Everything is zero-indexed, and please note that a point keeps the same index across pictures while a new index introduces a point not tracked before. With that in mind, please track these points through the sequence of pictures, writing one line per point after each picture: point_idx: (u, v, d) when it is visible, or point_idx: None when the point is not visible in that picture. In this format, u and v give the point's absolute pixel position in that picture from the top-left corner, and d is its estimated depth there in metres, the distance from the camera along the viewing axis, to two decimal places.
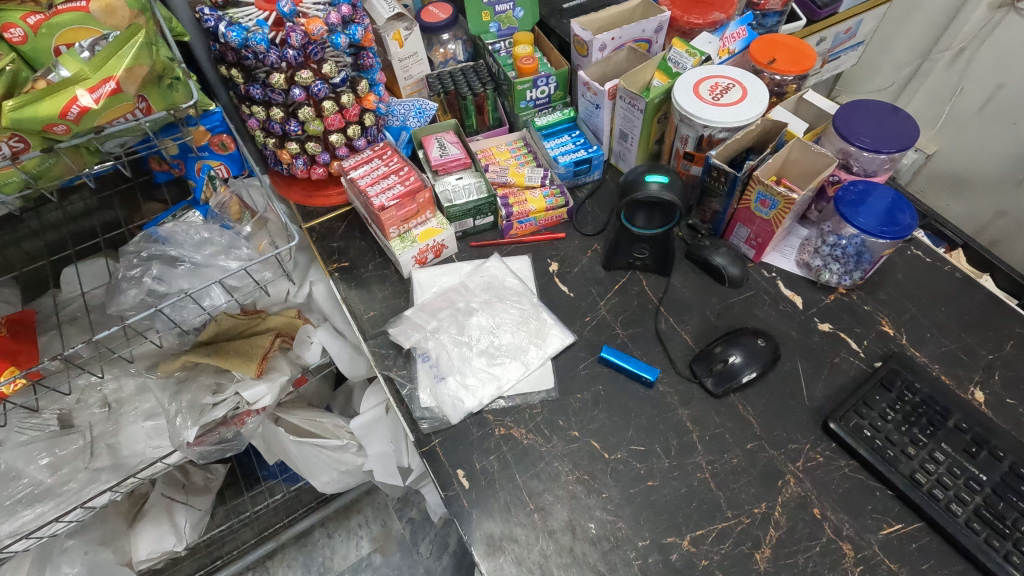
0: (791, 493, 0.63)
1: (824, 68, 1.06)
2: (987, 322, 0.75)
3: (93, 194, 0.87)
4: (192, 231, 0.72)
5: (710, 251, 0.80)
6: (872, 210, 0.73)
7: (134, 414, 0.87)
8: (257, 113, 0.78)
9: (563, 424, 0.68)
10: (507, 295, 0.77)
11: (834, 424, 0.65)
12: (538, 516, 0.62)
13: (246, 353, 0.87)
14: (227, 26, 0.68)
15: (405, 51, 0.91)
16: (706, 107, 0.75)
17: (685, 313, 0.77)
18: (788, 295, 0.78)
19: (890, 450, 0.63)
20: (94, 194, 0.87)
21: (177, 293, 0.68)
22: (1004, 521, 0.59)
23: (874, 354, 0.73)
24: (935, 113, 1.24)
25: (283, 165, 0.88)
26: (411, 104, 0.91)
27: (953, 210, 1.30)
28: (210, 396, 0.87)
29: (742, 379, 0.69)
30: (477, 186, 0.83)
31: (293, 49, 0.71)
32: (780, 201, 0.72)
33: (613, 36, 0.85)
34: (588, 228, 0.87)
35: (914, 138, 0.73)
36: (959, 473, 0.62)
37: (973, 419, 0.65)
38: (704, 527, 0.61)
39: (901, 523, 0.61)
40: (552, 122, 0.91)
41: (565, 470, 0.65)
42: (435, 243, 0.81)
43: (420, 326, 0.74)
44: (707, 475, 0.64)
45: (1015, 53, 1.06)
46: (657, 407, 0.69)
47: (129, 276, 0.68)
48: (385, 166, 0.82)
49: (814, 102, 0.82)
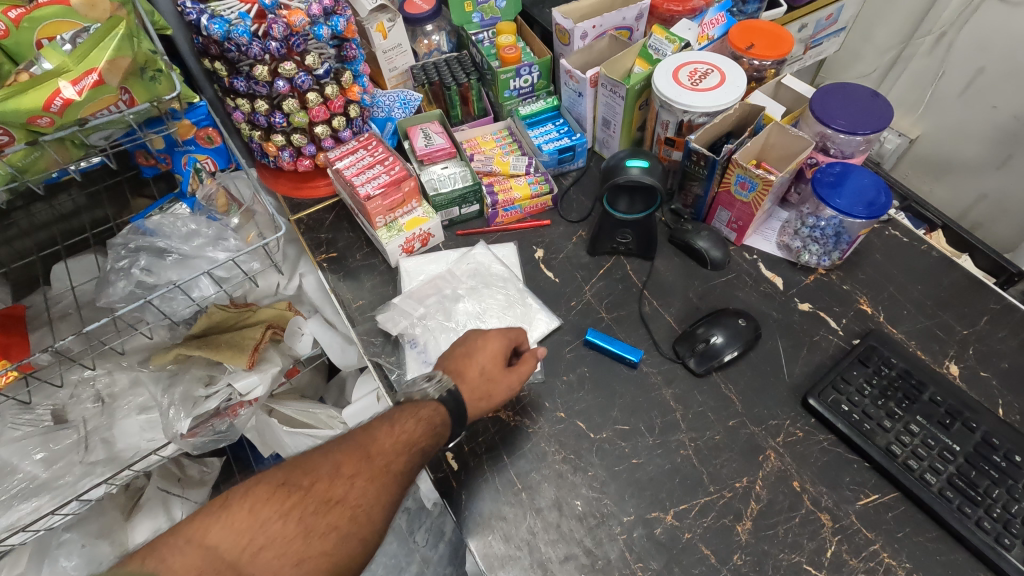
0: (771, 467, 0.65)
1: (806, 54, 1.08)
2: (963, 298, 0.77)
3: (81, 191, 0.89)
4: (180, 223, 0.72)
5: (693, 234, 0.81)
6: (849, 191, 0.74)
7: (127, 407, 0.88)
8: (242, 106, 0.79)
9: (549, 406, 0.70)
10: (493, 282, 0.78)
11: (813, 400, 0.67)
12: (526, 495, 0.64)
13: (237, 344, 0.88)
14: (209, 19, 0.69)
15: (389, 42, 0.92)
16: (685, 93, 0.76)
17: (668, 296, 0.79)
18: (769, 277, 0.80)
19: (867, 424, 0.65)
20: (83, 191, 0.89)
21: (166, 284, 0.68)
22: (976, 489, 0.60)
23: (852, 331, 0.74)
24: (917, 98, 1.26)
25: (269, 157, 0.88)
26: (396, 96, 0.93)
27: (937, 193, 1.32)
28: (201, 388, 0.88)
29: (724, 358, 0.70)
30: (462, 175, 0.85)
31: (276, 41, 0.72)
32: (758, 183, 0.73)
33: (594, 24, 0.86)
34: (573, 215, 0.88)
35: (889, 118, 0.75)
36: (933, 444, 0.63)
37: (947, 392, 0.66)
38: (687, 502, 0.63)
39: (878, 493, 0.63)
40: (535, 111, 0.92)
41: (552, 450, 0.66)
42: (422, 232, 0.82)
43: (408, 313, 0.75)
44: (689, 451, 0.66)
45: (995, 37, 1.07)
46: (641, 387, 0.71)
47: (117, 268, 0.69)
48: (370, 156, 0.82)
49: (793, 86, 0.83)
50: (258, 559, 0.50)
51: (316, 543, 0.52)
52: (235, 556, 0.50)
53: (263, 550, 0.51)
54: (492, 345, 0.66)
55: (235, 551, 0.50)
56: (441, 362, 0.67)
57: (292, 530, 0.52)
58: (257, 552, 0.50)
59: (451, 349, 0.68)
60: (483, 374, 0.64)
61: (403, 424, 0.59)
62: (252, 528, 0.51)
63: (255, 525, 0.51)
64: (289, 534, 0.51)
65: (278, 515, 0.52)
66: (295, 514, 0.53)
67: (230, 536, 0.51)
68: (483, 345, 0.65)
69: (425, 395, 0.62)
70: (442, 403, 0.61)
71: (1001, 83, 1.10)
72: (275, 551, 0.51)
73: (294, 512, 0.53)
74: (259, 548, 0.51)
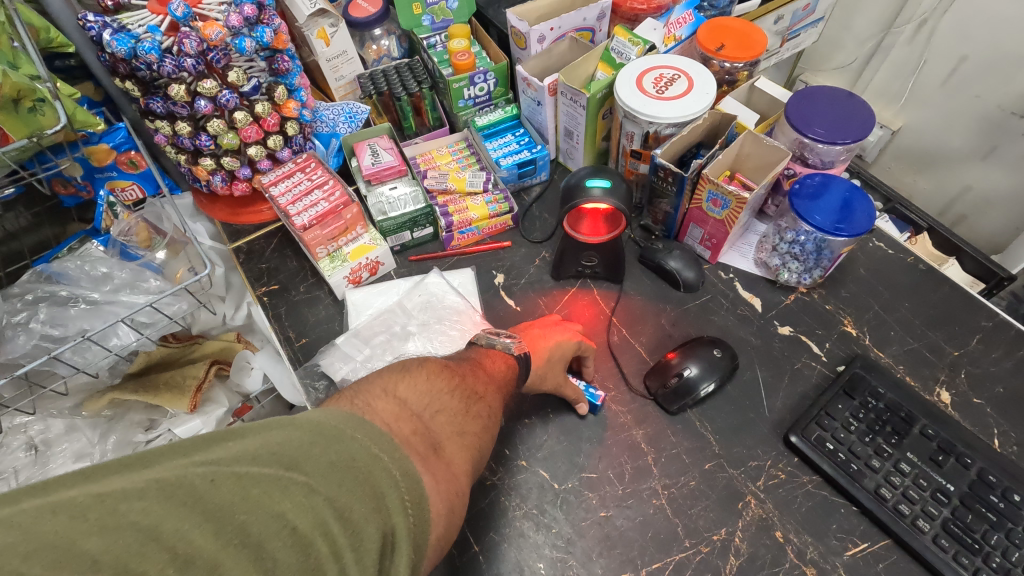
0: (752, 515, 0.59)
1: (783, 47, 1.01)
2: (951, 316, 0.71)
3: (26, 211, 0.78)
4: (88, 266, 0.65)
5: (663, 254, 0.75)
6: (829, 205, 0.68)
7: (62, 456, 0.73)
8: (162, 128, 0.71)
9: (510, 454, 0.64)
10: (446, 315, 0.71)
11: (794, 437, 0.62)
12: (485, 558, 0.57)
13: (177, 385, 0.76)
14: (112, 34, 0.61)
15: (333, 49, 0.84)
16: (650, 102, 0.70)
17: (639, 323, 0.73)
18: (746, 298, 0.74)
19: (853, 464, 0.60)
20: (28, 211, 0.79)
21: (76, 336, 0.60)
22: (973, 535, 0.55)
23: (837, 356, 0.69)
24: (900, 87, 1.20)
25: (202, 182, 0.81)
26: (340, 109, 0.86)
27: (920, 186, 1.27)
28: (142, 433, 0.77)
29: (700, 392, 0.65)
30: (413, 196, 0.78)
31: (190, 57, 0.64)
32: (731, 201, 0.67)
33: (552, 27, 0.78)
34: (535, 235, 0.82)
35: (869, 126, 0.68)
36: (926, 485, 0.58)
37: (939, 424, 0.61)
38: (661, 560, 0.57)
39: (867, 541, 0.57)
40: (493, 122, 0.85)
41: (513, 506, 0.60)
42: (369, 260, 0.75)
43: (351, 356, 0.69)
44: (662, 501, 0.60)
45: (981, 23, 1.01)
46: (610, 429, 0.65)
47: (14, 322, 0.61)
48: (308, 180, 0.75)
49: (766, 90, 0.77)
50: (436, 421, 0.46)
51: (472, 422, 0.50)
52: (419, 413, 0.45)
53: (439, 414, 0.47)
54: (569, 340, 0.65)
55: (419, 407, 0.45)
56: (515, 331, 0.68)
57: (458, 405, 0.49)
58: (434, 415, 0.46)
59: (526, 327, 0.69)
60: (550, 362, 0.63)
61: (495, 359, 0.60)
62: (430, 393, 0.48)
63: (432, 391, 0.48)
64: (455, 408, 0.49)
65: (447, 388, 0.50)
66: (459, 393, 0.51)
67: (414, 393, 0.46)
68: (561, 336, 0.65)
69: (507, 348, 0.61)
70: (521, 361, 0.60)
71: (984, 72, 1.04)
72: (449, 419, 0.47)
73: (458, 392, 0.51)
74: (436, 412, 0.47)
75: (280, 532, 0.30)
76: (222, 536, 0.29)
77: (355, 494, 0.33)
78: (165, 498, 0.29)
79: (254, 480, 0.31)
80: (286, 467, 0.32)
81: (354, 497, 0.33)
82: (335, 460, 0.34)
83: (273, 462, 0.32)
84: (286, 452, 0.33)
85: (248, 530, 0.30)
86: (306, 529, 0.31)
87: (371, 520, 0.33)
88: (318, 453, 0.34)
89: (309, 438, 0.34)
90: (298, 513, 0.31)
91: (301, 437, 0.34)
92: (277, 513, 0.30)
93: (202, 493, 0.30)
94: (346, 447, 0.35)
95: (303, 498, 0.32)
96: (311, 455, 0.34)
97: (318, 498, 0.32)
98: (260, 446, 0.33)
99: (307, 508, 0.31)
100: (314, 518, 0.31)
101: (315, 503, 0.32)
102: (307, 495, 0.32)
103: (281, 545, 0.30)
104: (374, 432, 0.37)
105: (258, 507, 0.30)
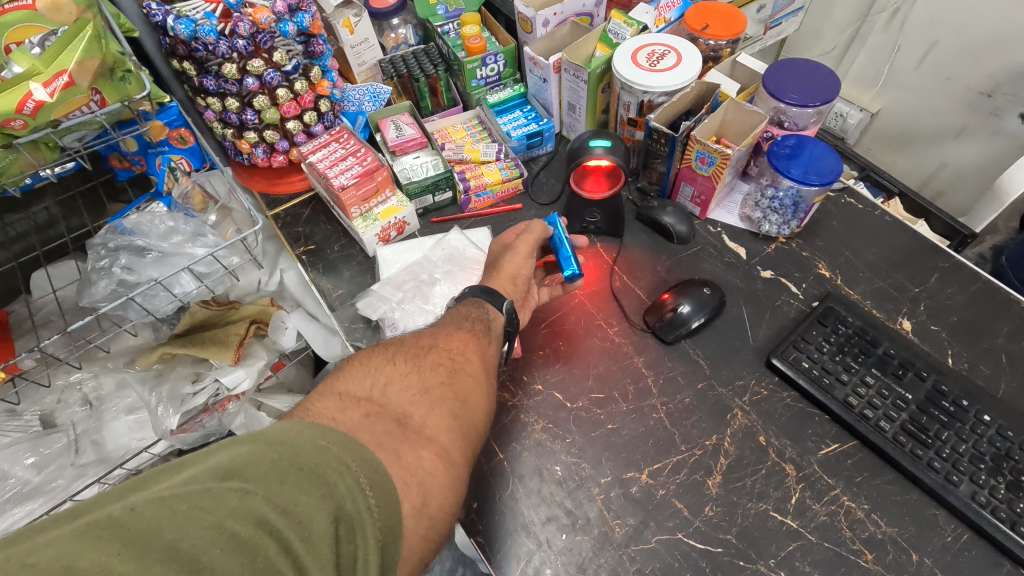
0: (738, 424, 0.68)
1: (767, 35, 1.11)
2: (913, 259, 0.81)
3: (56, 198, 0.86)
4: (157, 222, 0.74)
5: (658, 211, 0.84)
6: (805, 161, 0.77)
7: (115, 409, 0.82)
8: (212, 105, 0.80)
9: (527, 380, 0.73)
10: (467, 265, 0.81)
11: (776, 359, 0.71)
12: (508, 464, 0.67)
13: (222, 341, 0.81)
14: (175, 19, 0.70)
15: (357, 37, 0.93)
16: (644, 74, 0.79)
17: (637, 270, 0.82)
18: (732, 248, 0.84)
19: (825, 378, 0.69)
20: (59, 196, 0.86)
21: (148, 281, 0.69)
22: (927, 432, 0.65)
23: (812, 294, 0.78)
24: (877, 72, 1.30)
25: (243, 155, 0.90)
26: (365, 89, 0.95)
27: (899, 165, 1.38)
28: (189, 385, 0.83)
29: (691, 325, 0.74)
30: (434, 163, 0.87)
31: (243, 38, 0.73)
32: (717, 157, 0.76)
33: (555, 12, 0.88)
34: (543, 198, 0.91)
35: (835, 91, 0.79)
36: (887, 394, 0.67)
37: (899, 345, 0.71)
38: (660, 461, 0.66)
39: (837, 442, 0.67)
40: (503, 99, 0.95)
41: (532, 422, 0.70)
42: (397, 220, 0.85)
43: (387, 298, 0.78)
44: (661, 414, 0.69)
45: (946, 11, 1.11)
46: (615, 357, 0.74)
47: (98, 267, 0.71)
48: (343, 149, 0.84)
49: (747, 64, 0.87)
50: (389, 393, 0.55)
51: (432, 374, 0.58)
52: (369, 395, 0.53)
53: (388, 386, 0.55)
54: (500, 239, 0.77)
55: (365, 393, 0.54)
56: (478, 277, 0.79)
57: (405, 368, 0.58)
58: (385, 389, 0.55)
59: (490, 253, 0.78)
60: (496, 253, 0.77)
61: (462, 308, 0.68)
62: (370, 375, 0.56)
63: (373, 371, 0.57)
64: (404, 373, 0.58)
65: (387, 362, 0.58)
66: (403, 358, 0.59)
67: (353, 384, 0.55)
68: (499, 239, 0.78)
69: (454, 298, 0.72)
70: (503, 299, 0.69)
71: (953, 55, 1.14)
72: (401, 388, 0.56)
73: (401, 356, 0.60)
74: (387, 386, 0.55)
75: (217, 539, 0.33)
76: (151, 555, 0.31)
77: (301, 488, 0.37)
78: (78, 535, 0.31)
79: (182, 497, 0.34)
80: (220, 479, 0.36)
81: (297, 492, 0.37)
82: (278, 462, 0.38)
83: (209, 478, 0.35)
84: (222, 467, 0.36)
85: (178, 545, 0.32)
86: (247, 534, 0.34)
87: (318, 509, 0.37)
88: (253, 465, 0.37)
89: (251, 448, 0.38)
90: (236, 518, 0.34)
91: (243, 451, 0.38)
92: (213, 523, 0.33)
93: (124, 523, 0.32)
94: (289, 447, 0.39)
95: (241, 500, 0.35)
96: (250, 462, 0.37)
97: (256, 498, 0.35)
98: (194, 470, 0.36)
99: (245, 512, 0.35)
100: (252, 519, 0.34)
101: (254, 504, 0.35)
102: (243, 498, 0.35)
103: (219, 552, 0.32)
104: (323, 431, 0.42)
105: (186, 524, 0.33)
